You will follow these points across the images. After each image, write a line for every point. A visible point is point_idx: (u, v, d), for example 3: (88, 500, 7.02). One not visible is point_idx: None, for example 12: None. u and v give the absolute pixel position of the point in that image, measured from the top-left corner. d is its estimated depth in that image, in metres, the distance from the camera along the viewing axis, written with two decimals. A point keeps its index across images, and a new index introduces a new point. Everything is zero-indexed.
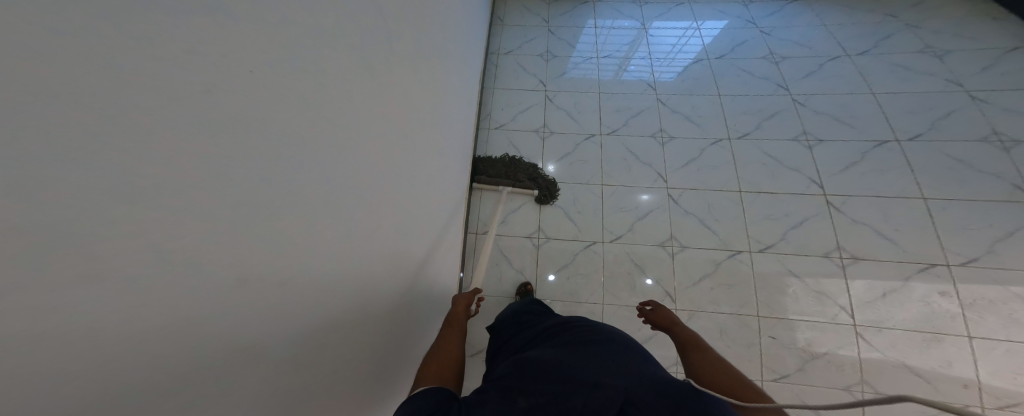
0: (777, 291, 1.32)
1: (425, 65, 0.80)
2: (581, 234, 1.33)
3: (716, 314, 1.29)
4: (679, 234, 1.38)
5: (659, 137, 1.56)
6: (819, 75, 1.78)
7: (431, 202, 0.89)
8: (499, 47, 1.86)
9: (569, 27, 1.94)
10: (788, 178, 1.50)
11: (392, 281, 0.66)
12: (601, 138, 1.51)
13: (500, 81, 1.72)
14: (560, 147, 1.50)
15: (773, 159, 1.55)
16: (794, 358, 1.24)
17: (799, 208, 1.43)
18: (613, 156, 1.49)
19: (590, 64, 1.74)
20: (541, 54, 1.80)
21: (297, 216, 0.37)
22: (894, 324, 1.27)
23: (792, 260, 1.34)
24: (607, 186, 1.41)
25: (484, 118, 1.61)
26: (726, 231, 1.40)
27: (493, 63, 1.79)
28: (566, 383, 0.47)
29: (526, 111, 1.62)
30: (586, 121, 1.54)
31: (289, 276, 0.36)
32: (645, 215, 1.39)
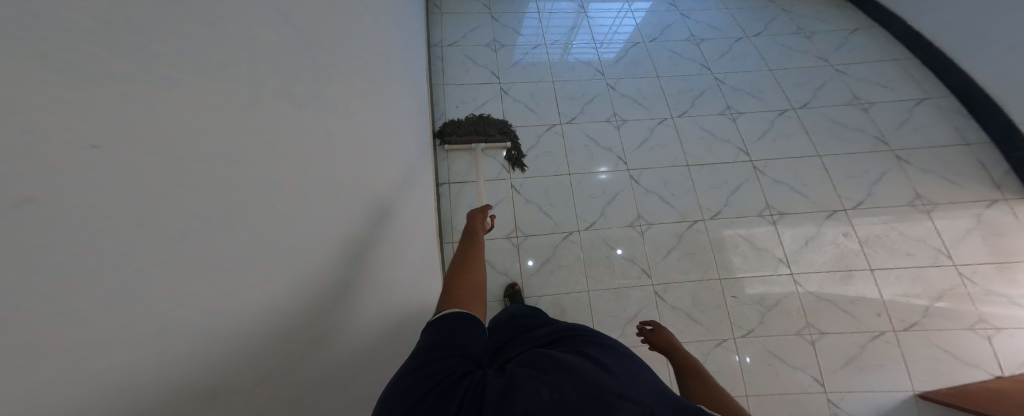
0: (729, 252, 1.48)
1: (360, 57, 0.68)
2: (558, 226, 1.29)
3: (685, 283, 1.37)
4: (644, 213, 1.46)
5: (614, 121, 1.61)
6: (731, 55, 1.97)
7: (393, 217, 0.78)
8: (441, 38, 1.75)
9: (511, 14, 1.88)
10: (720, 149, 1.67)
11: (365, 310, 0.57)
12: (562, 127, 1.53)
13: (449, 76, 1.63)
14: (523, 140, 1.47)
15: (711, 134, 1.71)
16: (755, 312, 1.37)
17: (734, 176, 1.61)
18: (576, 143, 1.50)
19: (541, 53, 1.76)
20: (488, 44, 1.75)
21: (228, 284, 0.26)
22: (817, 268, 1.45)
23: (738, 223, 1.52)
24: (574, 175, 1.41)
25: (438, 118, 1.52)
26: (682, 205, 1.51)
27: (438, 56, 1.69)
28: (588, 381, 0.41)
29: (482, 106, 1.56)
30: (543, 112, 1.56)
31: (217, 373, 0.25)
32: (614, 198, 1.42)
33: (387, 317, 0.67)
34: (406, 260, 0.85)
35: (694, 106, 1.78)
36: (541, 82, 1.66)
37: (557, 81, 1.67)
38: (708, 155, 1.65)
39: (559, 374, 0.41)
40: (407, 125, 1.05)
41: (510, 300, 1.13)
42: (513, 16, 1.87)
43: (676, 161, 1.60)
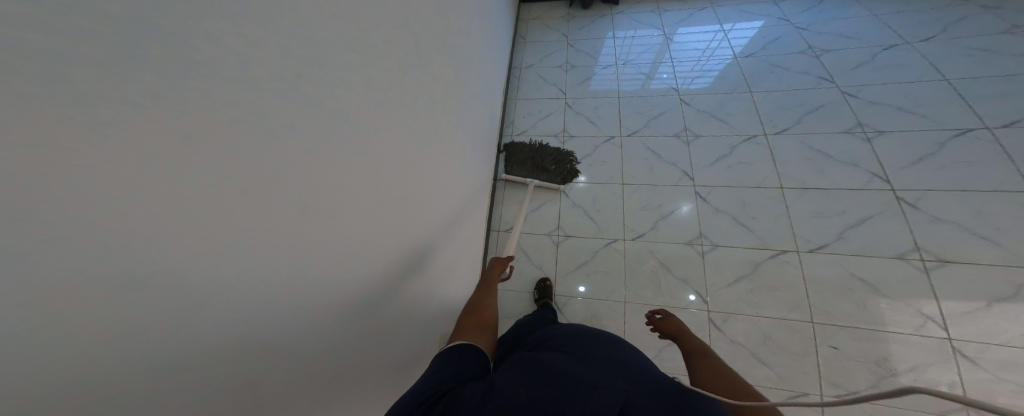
0: (840, 297, 1.17)
1: (446, 69, 0.92)
2: (602, 232, 1.31)
3: (758, 318, 1.16)
4: (708, 232, 1.31)
5: (684, 136, 1.51)
6: (872, 66, 1.62)
7: (449, 193, 0.98)
8: (522, 62, 2.01)
9: (590, 42, 2.02)
10: (838, 173, 1.34)
11: (418, 256, 0.76)
12: (621, 140, 1.55)
13: (522, 92, 1.85)
14: (579, 150, 1.55)
15: (820, 152, 1.41)
16: (866, 373, 1.06)
17: (857, 204, 1.29)
18: (634, 156, 1.49)
19: (609, 73, 1.83)
20: (561, 66, 1.91)
21: (333, 179, 0.44)
22: (1008, 340, 1.04)
23: (855, 263, 1.20)
24: (627, 186, 1.41)
25: (506, 126, 1.72)
26: (765, 230, 1.29)
27: (517, 77, 1.93)
28: (567, 381, 0.45)
29: (547, 118, 1.71)
30: (604, 126, 1.62)
31: (317, 233, 0.42)
32: (670, 214, 1.35)
33: (430, 273, 0.84)
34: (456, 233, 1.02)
35: (802, 123, 1.50)
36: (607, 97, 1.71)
37: (624, 98, 1.72)
38: (819, 177, 1.36)
39: (538, 381, 0.46)
40: (478, 129, 1.27)
41: (539, 293, 1.19)
42: (590, 43, 2.01)
43: (764, 182, 1.37)
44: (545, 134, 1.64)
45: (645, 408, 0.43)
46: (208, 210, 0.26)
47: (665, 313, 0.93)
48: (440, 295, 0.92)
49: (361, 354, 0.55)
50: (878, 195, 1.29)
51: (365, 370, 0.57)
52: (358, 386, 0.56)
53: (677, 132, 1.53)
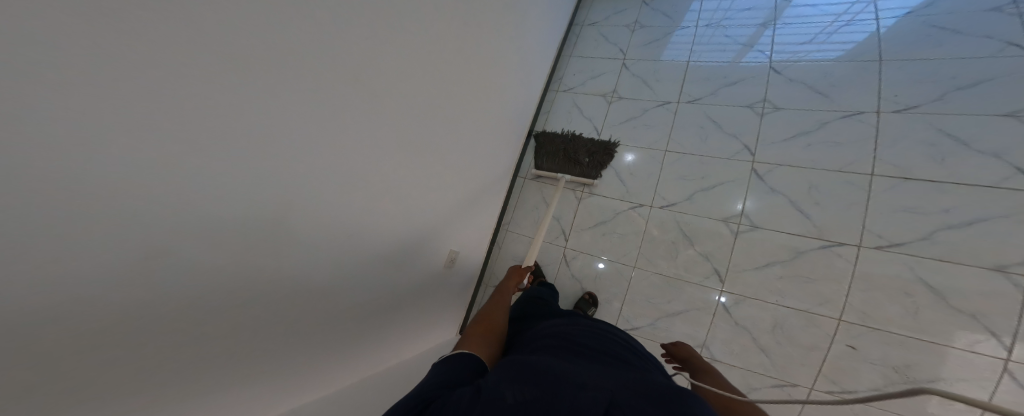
0: (890, 301, 0.99)
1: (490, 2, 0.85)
2: (629, 195, 1.24)
3: (776, 307, 1.08)
4: (754, 211, 1.15)
5: (759, 108, 1.22)
6: None
7: (474, 138, 0.96)
8: (585, 18, 1.71)
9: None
10: (967, 166, 1.01)
11: (435, 201, 0.85)
12: (678, 106, 1.33)
13: (577, 50, 1.64)
14: (625, 111, 1.38)
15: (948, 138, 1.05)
16: (876, 375, 0.96)
17: (978, 204, 0.98)
18: (688, 124, 1.28)
19: (687, 34, 1.45)
20: (628, 26, 1.57)
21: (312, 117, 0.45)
22: None
23: (928, 267, 0.98)
24: (670, 152, 1.26)
25: (553, 81, 1.60)
26: (830, 219, 1.10)
27: (575, 35, 1.69)
28: (557, 380, 0.45)
29: (599, 77, 1.51)
30: (663, 89, 1.37)
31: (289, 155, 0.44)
32: (712, 187, 1.18)
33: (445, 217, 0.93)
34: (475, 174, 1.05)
35: (944, 101, 1.08)
36: (677, 57, 1.41)
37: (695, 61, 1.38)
38: (932, 169, 1.04)
39: (527, 378, 0.45)
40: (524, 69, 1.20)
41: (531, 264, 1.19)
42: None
43: (848, 167, 1.12)
44: (592, 94, 1.47)
45: (634, 405, 0.41)
46: (138, 114, 0.27)
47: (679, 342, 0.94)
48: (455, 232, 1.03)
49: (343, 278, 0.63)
50: (1011, 198, 0.96)
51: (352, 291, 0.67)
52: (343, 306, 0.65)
53: (751, 102, 1.24)
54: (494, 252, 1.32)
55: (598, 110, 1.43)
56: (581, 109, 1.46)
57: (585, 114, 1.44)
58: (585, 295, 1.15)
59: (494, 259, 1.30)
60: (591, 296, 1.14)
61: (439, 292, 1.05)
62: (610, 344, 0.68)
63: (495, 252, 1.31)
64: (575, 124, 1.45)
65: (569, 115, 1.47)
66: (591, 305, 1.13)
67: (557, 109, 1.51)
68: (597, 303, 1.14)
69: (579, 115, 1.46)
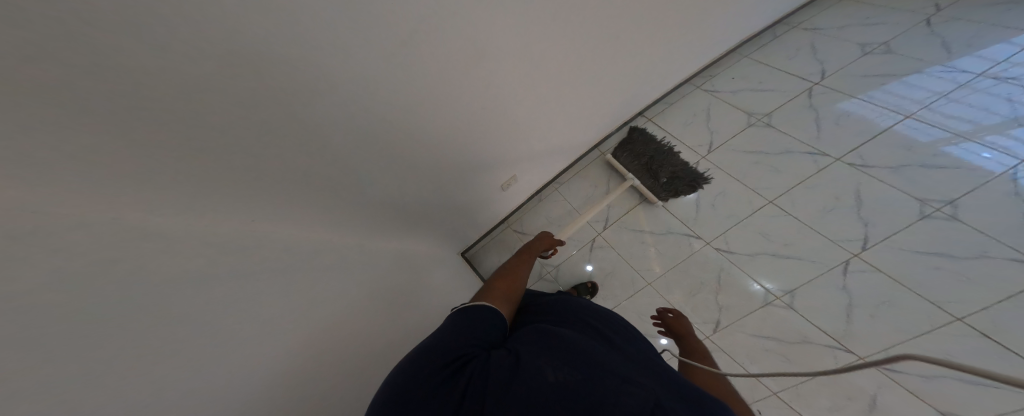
0: None
1: None
2: (694, 222, 1.09)
3: (740, 372, 1.05)
4: (804, 296, 1.00)
5: (929, 208, 0.91)
6: None
7: (539, 78, 0.74)
8: (804, 18, 1.25)
9: (967, 30, 1.03)
10: None
11: (505, 123, 0.80)
12: (830, 164, 1.01)
13: (763, 51, 1.22)
14: (760, 140, 1.08)
15: None
16: None
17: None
18: (823, 188, 1.00)
19: (933, 83, 0.98)
20: (865, 45, 1.10)
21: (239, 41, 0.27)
22: None
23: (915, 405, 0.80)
24: (773, 205, 1.02)
25: (700, 75, 1.25)
26: (866, 336, 0.91)
27: (775, 32, 1.25)
28: (610, 370, 0.37)
29: (763, 92, 1.14)
30: (832, 137, 1.03)
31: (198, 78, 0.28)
32: (784, 260, 1.01)
33: (506, 147, 0.89)
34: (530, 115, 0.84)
35: None
36: (885, 109, 1.00)
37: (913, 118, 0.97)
38: None
39: (571, 359, 0.38)
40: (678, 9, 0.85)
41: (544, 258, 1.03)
42: (965, 33, 1.02)
43: (946, 304, 0.86)
44: (736, 106, 1.16)
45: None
46: None
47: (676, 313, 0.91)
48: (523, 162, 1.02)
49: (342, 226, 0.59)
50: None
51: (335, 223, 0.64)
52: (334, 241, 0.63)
53: (925, 198, 0.92)
54: (532, 204, 1.28)
55: (729, 125, 1.13)
56: (709, 117, 1.17)
57: (711, 121, 1.16)
58: (589, 282, 1.13)
59: (529, 207, 1.27)
60: (592, 285, 1.11)
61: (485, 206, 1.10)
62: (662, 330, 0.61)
63: (531, 204, 1.27)
64: (690, 131, 1.18)
65: (694, 115, 1.19)
66: (588, 293, 1.11)
67: (687, 103, 1.23)
68: (595, 294, 1.11)
69: (704, 121, 1.18)
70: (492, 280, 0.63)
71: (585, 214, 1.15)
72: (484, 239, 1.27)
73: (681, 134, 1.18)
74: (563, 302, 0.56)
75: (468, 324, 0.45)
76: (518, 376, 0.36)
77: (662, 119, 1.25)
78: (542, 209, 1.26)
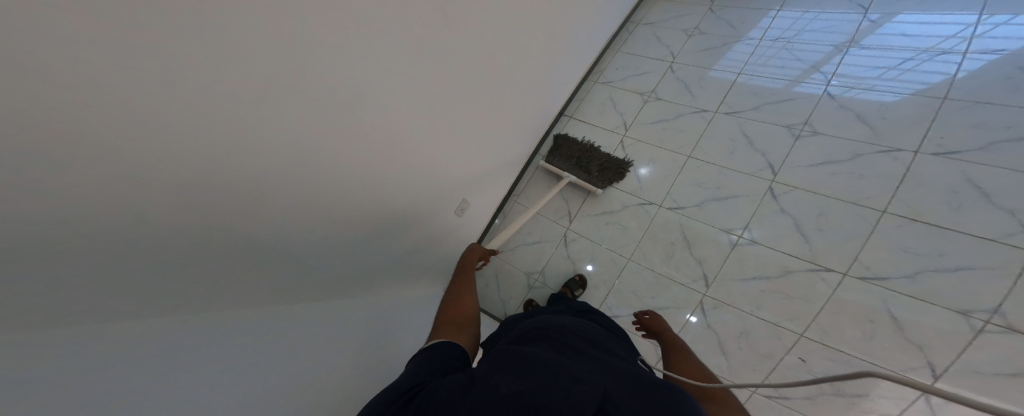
0: (850, 324, 1.05)
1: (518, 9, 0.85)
2: (641, 191, 1.29)
3: (749, 316, 1.14)
4: (756, 224, 1.18)
5: (797, 130, 1.22)
6: None
7: (479, 127, 0.98)
8: (644, 17, 1.70)
9: (742, 9, 1.51)
10: (982, 216, 1.00)
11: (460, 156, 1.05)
12: (714, 116, 1.32)
13: (628, 47, 1.64)
14: (657, 113, 1.40)
15: (974, 188, 1.03)
16: (811, 386, 1.04)
17: (967, 253, 0.99)
18: (717, 133, 1.29)
19: (747, 47, 1.41)
20: (687, 31, 1.56)
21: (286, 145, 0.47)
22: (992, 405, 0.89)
23: (901, 302, 1.01)
24: (693, 160, 1.28)
25: (595, 72, 1.65)
26: (824, 243, 1.13)
27: (629, 31, 1.69)
28: (552, 374, 0.47)
29: (642, 74, 1.53)
30: (705, 97, 1.37)
31: (269, 158, 0.45)
32: (723, 200, 1.21)
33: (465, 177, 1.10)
34: (477, 159, 1.06)
35: (990, 150, 1.03)
36: (726, 71, 1.39)
37: (746, 75, 1.35)
38: (944, 214, 1.03)
39: (519, 374, 0.47)
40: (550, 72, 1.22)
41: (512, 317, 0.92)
42: (741, 11, 1.50)
43: (865, 201, 1.11)
44: (629, 90, 1.51)
45: (624, 404, 0.45)
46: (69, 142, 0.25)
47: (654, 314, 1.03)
48: (476, 188, 1.20)
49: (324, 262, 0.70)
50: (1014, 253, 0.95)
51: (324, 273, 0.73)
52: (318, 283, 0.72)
53: (791, 124, 1.24)
54: (499, 222, 1.45)
55: (631, 106, 1.47)
56: (615, 104, 1.50)
57: (617, 107, 1.49)
58: (577, 276, 1.24)
59: (494, 227, 1.46)
60: (580, 278, 1.23)
61: (454, 237, 1.23)
62: (605, 335, 0.73)
63: (498, 225, 1.45)
64: (605, 117, 1.49)
65: (602, 107, 1.52)
66: (579, 287, 1.22)
67: (593, 99, 1.57)
68: (585, 285, 1.23)
69: (612, 108, 1.50)
70: (439, 321, 0.68)
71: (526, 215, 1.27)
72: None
73: (598, 130, 1.47)
74: (528, 335, 0.66)
75: (422, 371, 0.51)
76: (474, 397, 0.43)
77: (580, 114, 1.55)
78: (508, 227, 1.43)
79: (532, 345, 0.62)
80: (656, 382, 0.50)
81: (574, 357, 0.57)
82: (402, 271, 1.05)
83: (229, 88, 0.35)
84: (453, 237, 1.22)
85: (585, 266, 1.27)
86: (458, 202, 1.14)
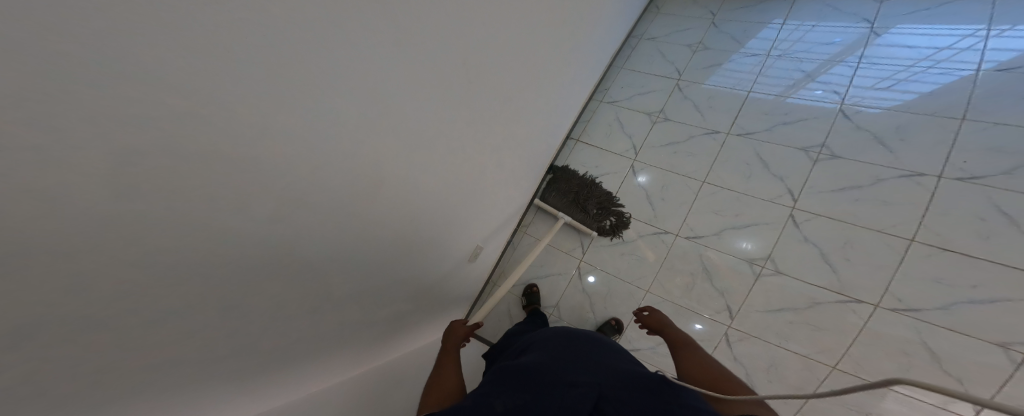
0: (885, 357, 1.05)
1: (526, 43, 0.80)
2: (656, 220, 1.28)
3: (775, 347, 1.14)
4: (779, 256, 1.16)
5: (814, 154, 1.19)
6: None
7: (495, 163, 0.96)
8: (644, 30, 1.63)
9: (744, 22, 1.46)
10: (1011, 248, 1.01)
11: (484, 191, 0.99)
12: (726, 138, 1.31)
13: (630, 63, 1.57)
14: (666, 136, 1.36)
15: (1001, 214, 1.03)
16: None
17: (994, 285, 1.01)
18: (732, 158, 1.27)
19: (752, 62, 1.37)
20: (690, 46, 1.50)
21: (275, 248, 0.42)
22: None
23: (937, 337, 1.02)
24: (708, 185, 1.26)
25: (600, 90, 1.58)
26: (851, 274, 1.12)
27: (630, 46, 1.61)
28: (551, 386, 0.65)
29: (647, 94, 1.48)
30: (714, 117, 1.33)
31: (262, 266, 0.42)
32: (741, 229, 1.19)
33: (481, 217, 1.06)
34: (488, 197, 1.03)
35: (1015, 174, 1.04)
36: (733, 89, 1.35)
37: (758, 93, 1.33)
38: (977, 243, 1.04)
39: (525, 394, 0.64)
40: (556, 109, 1.19)
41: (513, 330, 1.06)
42: (743, 25, 1.45)
43: (890, 229, 1.11)
44: (636, 110, 1.46)
45: (613, 397, 0.64)
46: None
47: (652, 309, 1.05)
48: (485, 230, 1.15)
49: (328, 324, 0.67)
50: None
51: (327, 339, 0.70)
52: (319, 352, 0.70)
53: (806, 147, 1.20)
54: (508, 255, 1.42)
55: (640, 127, 1.42)
56: (622, 125, 1.46)
57: (625, 128, 1.45)
58: (611, 319, 1.19)
59: (506, 257, 1.42)
60: (616, 322, 1.18)
61: (466, 281, 1.22)
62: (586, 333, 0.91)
63: (507, 254, 1.42)
64: (614, 140, 1.45)
65: (610, 128, 1.48)
66: (615, 331, 1.17)
67: (600, 118, 1.52)
68: (621, 330, 1.17)
69: (620, 130, 1.46)
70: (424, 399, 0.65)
71: (525, 261, 1.22)
72: (478, 303, 1.40)
73: (606, 157, 1.43)
74: (529, 349, 0.84)
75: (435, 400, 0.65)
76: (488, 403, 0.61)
77: (586, 137, 1.51)
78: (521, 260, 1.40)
79: (530, 355, 0.80)
80: (645, 380, 0.68)
81: (566, 361, 0.74)
82: (412, 319, 1.01)
83: (184, 231, 0.30)
84: (461, 279, 1.17)
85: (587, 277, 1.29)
86: (472, 247, 1.13)
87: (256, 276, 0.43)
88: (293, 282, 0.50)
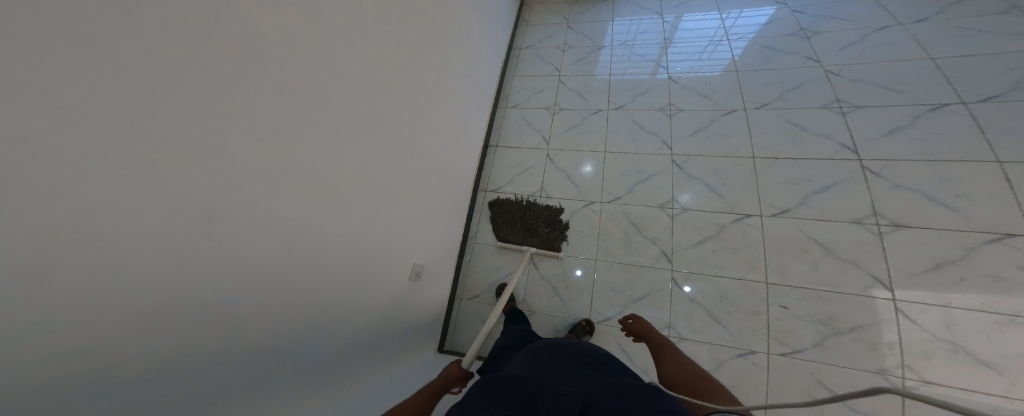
0: (794, 258, 1.17)
1: (415, 44, 0.89)
2: (581, 194, 1.40)
3: (716, 278, 1.19)
4: (682, 196, 1.33)
5: (667, 110, 1.54)
6: (858, 47, 1.57)
7: (412, 162, 0.94)
8: (523, 42, 2.01)
9: (590, 22, 1.98)
10: (814, 143, 1.34)
11: (405, 196, 0.93)
12: (608, 113, 1.59)
13: (520, 70, 1.88)
14: (567, 120, 1.61)
15: (788, 124, 1.39)
16: (811, 333, 1.08)
17: (826, 172, 1.28)
18: (619, 127, 1.52)
19: (606, 52, 1.81)
20: (558, 47, 1.90)
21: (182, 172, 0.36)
22: (950, 302, 1.05)
23: (811, 226, 1.21)
24: (609, 153, 1.46)
25: (502, 99, 1.80)
26: (735, 195, 1.30)
27: (515, 56, 1.95)
28: (537, 395, 0.52)
29: (541, 92, 1.75)
30: (594, 100, 1.64)
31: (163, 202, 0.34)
32: (648, 178, 1.38)
33: (411, 222, 0.97)
34: (412, 194, 0.97)
35: (783, 98, 1.46)
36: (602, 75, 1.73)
37: (615, 75, 1.70)
38: (790, 148, 1.35)
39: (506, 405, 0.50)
40: (459, 119, 1.29)
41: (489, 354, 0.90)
42: (589, 25, 1.96)
43: (737, 153, 1.35)
44: (536, 107, 1.70)
45: (603, 406, 0.50)
46: None
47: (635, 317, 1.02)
48: (422, 243, 1.06)
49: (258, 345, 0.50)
50: (847, 165, 1.29)
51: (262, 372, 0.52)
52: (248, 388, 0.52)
53: (662, 107, 1.55)
54: (465, 268, 1.37)
55: (545, 120, 1.65)
56: (528, 122, 1.66)
57: (533, 124, 1.65)
58: (582, 322, 1.16)
59: (466, 270, 1.36)
60: (586, 323, 1.15)
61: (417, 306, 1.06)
62: (583, 341, 0.78)
63: (466, 266, 1.37)
64: (526, 137, 1.62)
65: (520, 126, 1.66)
66: (587, 332, 1.14)
67: (509, 119, 1.71)
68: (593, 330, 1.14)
69: (530, 128, 1.64)
70: None
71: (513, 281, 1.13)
72: (450, 324, 1.29)
73: (524, 152, 1.57)
74: (520, 357, 0.71)
75: None
76: None
77: (504, 142, 1.64)
78: (478, 271, 1.35)
79: (522, 366, 0.66)
80: (644, 386, 0.54)
81: (561, 370, 0.61)
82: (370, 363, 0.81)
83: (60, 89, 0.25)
84: (409, 308, 1.00)
85: (575, 272, 1.27)
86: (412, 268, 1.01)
87: (169, 234, 0.36)
88: (208, 250, 0.40)
